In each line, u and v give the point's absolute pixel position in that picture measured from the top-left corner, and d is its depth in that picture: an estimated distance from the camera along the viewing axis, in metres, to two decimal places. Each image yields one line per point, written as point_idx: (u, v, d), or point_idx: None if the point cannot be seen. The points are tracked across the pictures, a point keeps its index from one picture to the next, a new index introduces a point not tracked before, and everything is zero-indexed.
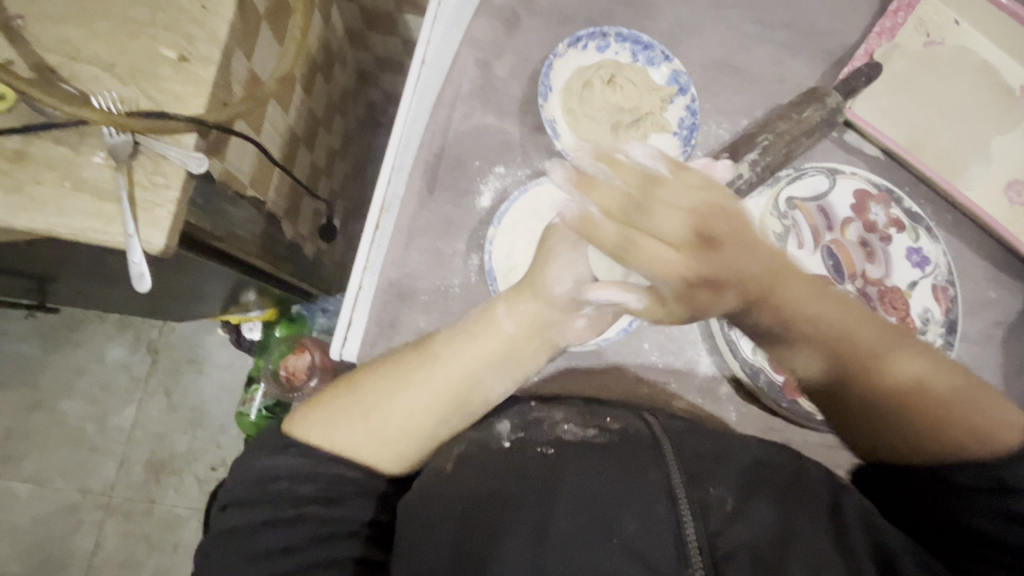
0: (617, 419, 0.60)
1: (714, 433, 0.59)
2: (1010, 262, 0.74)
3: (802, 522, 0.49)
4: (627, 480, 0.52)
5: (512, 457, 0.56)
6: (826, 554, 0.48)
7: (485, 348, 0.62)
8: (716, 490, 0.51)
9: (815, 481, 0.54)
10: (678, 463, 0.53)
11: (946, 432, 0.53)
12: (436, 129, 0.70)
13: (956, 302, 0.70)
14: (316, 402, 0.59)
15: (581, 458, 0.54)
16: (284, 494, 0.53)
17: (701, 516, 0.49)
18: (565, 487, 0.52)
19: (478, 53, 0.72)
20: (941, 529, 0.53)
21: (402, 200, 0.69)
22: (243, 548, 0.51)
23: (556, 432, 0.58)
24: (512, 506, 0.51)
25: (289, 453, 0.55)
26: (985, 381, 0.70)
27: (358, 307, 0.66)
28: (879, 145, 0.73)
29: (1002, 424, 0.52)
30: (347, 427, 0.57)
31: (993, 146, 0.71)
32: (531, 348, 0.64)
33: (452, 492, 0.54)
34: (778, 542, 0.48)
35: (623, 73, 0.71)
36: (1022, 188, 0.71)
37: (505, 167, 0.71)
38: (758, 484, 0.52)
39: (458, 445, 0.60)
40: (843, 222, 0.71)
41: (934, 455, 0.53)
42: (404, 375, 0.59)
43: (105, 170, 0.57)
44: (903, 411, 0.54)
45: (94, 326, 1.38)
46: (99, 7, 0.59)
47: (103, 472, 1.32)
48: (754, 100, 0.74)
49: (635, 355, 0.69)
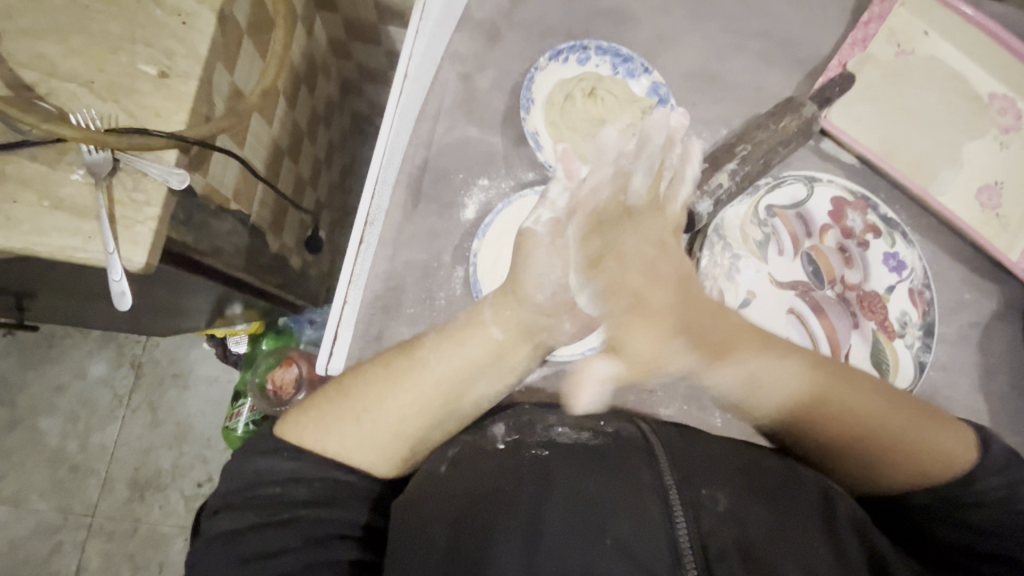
0: (610, 421, 0.60)
1: (704, 436, 0.59)
2: (985, 265, 0.76)
3: (789, 525, 0.50)
4: (621, 485, 0.51)
5: (505, 459, 0.56)
6: (817, 554, 0.48)
7: (473, 352, 0.60)
8: (708, 491, 0.51)
9: (805, 483, 0.55)
10: (671, 465, 0.53)
11: (918, 456, 0.55)
12: (420, 142, 0.71)
13: (932, 305, 0.71)
14: (307, 407, 0.59)
15: (574, 462, 0.53)
16: (278, 498, 0.54)
17: (693, 516, 0.49)
18: (558, 491, 0.51)
19: (459, 67, 0.73)
20: (912, 536, 0.57)
21: (386, 213, 0.69)
22: (234, 550, 0.51)
23: (548, 435, 0.58)
24: (506, 514, 0.51)
25: (284, 456, 0.55)
26: (963, 381, 0.72)
27: (343, 321, 0.66)
28: (854, 152, 0.75)
29: (959, 450, 0.56)
30: (337, 434, 0.57)
31: (964, 152, 0.74)
32: (522, 351, 0.63)
33: (448, 493, 0.55)
34: (768, 541, 0.49)
35: (604, 85, 0.72)
36: (992, 192, 0.73)
37: (489, 178, 0.71)
38: (747, 485, 0.53)
39: (452, 447, 0.60)
40: (821, 228, 0.73)
41: (909, 476, 0.56)
42: (396, 381, 0.59)
43: (84, 187, 0.56)
44: (879, 436, 0.57)
45: (76, 342, 1.35)
46: (75, 23, 0.58)
47: (86, 491, 1.30)
48: (733, 110, 0.75)
49: None
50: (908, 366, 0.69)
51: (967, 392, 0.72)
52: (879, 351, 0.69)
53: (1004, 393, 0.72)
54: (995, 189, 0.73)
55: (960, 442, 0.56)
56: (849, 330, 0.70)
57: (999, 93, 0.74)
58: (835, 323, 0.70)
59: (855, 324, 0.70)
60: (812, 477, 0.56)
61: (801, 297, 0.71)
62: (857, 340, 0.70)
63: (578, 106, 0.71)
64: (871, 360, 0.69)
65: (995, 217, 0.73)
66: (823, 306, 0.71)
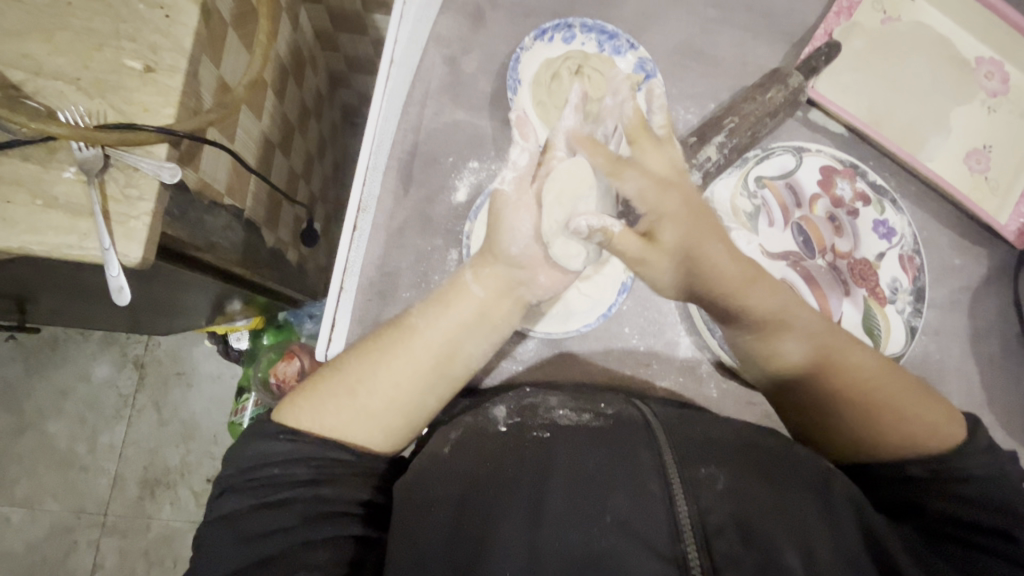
0: (610, 405, 0.62)
1: (697, 415, 0.61)
2: (974, 229, 0.76)
3: (784, 494, 0.51)
4: (621, 462, 0.53)
5: (509, 441, 0.58)
6: (807, 524, 0.50)
7: (460, 315, 0.61)
8: (704, 463, 0.53)
9: (802, 458, 0.56)
10: (669, 441, 0.55)
11: (904, 422, 0.57)
12: (409, 127, 0.72)
13: (923, 271, 0.73)
14: (306, 387, 0.60)
15: (574, 442, 0.56)
16: (279, 479, 0.54)
17: (691, 493, 0.51)
18: (560, 469, 0.53)
19: (444, 50, 0.74)
20: (909, 513, 0.55)
21: (378, 199, 0.69)
22: (234, 531, 0.52)
23: (552, 417, 0.61)
24: (510, 491, 0.53)
25: (282, 438, 0.56)
26: (955, 345, 0.73)
27: (341, 307, 0.66)
28: (843, 122, 0.75)
29: (941, 424, 0.57)
30: (335, 406, 0.58)
31: (951, 117, 0.74)
32: (504, 310, 0.63)
33: (450, 477, 0.56)
34: (762, 514, 0.50)
35: (590, 63, 0.72)
36: (980, 156, 0.73)
37: (479, 161, 0.72)
38: (741, 459, 0.54)
39: (455, 429, 0.62)
40: (811, 198, 0.74)
41: (900, 445, 0.57)
42: (388, 353, 0.59)
43: (77, 185, 0.57)
44: (868, 403, 0.58)
45: (78, 345, 1.36)
46: (58, 20, 0.58)
47: (97, 491, 1.31)
48: (721, 84, 0.75)
49: (616, 339, 0.73)
50: (899, 330, 0.71)
51: (959, 356, 0.72)
52: (872, 318, 0.70)
53: (996, 355, 0.73)
54: (983, 153, 0.73)
55: (944, 416, 0.57)
56: (841, 298, 0.71)
57: (986, 56, 0.75)
58: (827, 292, 0.70)
59: (846, 292, 0.71)
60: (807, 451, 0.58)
61: (794, 267, 0.71)
62: (849, 308, 0.70)
63: (565, 84, 0.71)
64: (864, 326, 0.70)
65: (984, 181, 0.73)
66: (814, 276, 0.71)
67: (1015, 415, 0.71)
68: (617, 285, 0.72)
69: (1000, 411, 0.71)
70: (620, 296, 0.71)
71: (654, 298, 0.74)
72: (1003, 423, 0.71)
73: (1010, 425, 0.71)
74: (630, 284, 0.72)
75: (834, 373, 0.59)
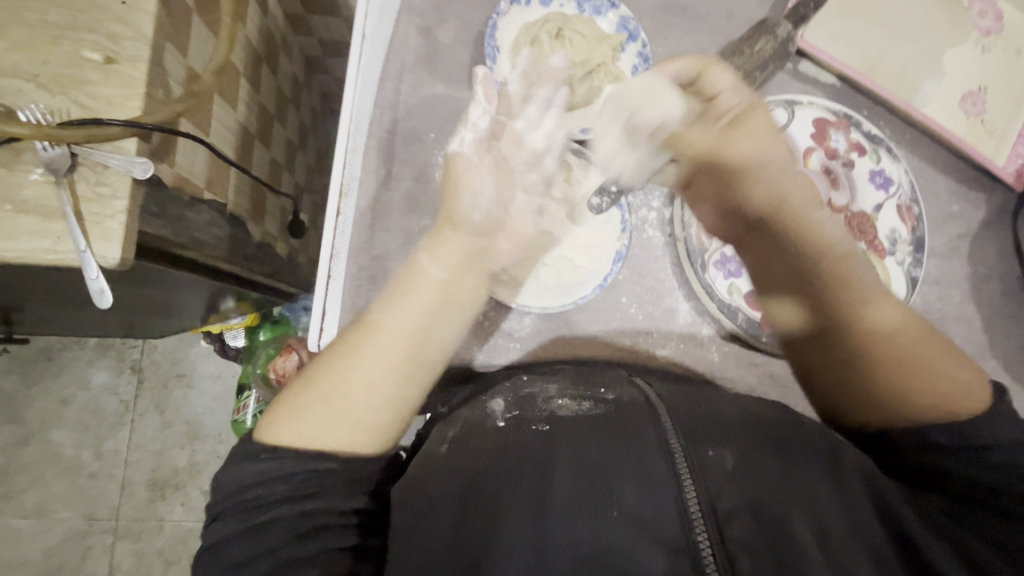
0: (613, 390, 0.61)
1: (700, 397, 0.60)
2: (971, 174, 0.75)
3: (794, 473, 0.51)
4: (624, 448, 0.52)
5: (507, 437, 0.57)
6: (824, 504, 0.49)
7: (422, 298, 0.60)
8: (710, 443, 0.52)
9: (811, 433, 0.55)
10: (672, 426, 0.54)
11: (937, 384, 0.55)
12: (386, 104, 0.68)
13: (921, 220, 0.71)
14: (283, 398, 0.58)
15: (576, 431, 0.55)
16: (267, 499, 0.52)
17: (699, 476, 0.50)
18: (562, 460, 0.52)
19: (418, 20, 0.69)
20: (929, 481, 0.54)
21: (360, 180, 0.67)
22: (225, 558, 0.51)
23: (549, 409, 0.59)
24: (511, 485, 0.52)
25: (263, 457, 0.53)
26: (955, 293, 0.72)
27: (330, 297, 0.65)
28: (834, 72, 0.73)
29: (969, 394, 0.54)
30: (312, 416, 0.55)
31: (946, 59, 0.72)
32: (467, 287, 0.62)
33: (446, 479, 0.54)
34: (776, 496, 0.49)
35: (570, 25, 0.70)
36: (975, 98, 0.72)
37: (462, 137, 0.70)
38: (749, 439, 0.53)
39: (451, 427, 0.62)
40: (804, 152, 0.71)
41: (932, 407, 0.54)
42: (357, 349, 0.57)
43: (46, 186, 0.54)
44: (901, 359, 0.56)
45: (74, 353, 1.34)
46: (10, 14, 0.55)
47: (107, 497, 1.31)
48: (708, 40, 0.73)
49: (616, 309, 0.72)
50: (900, 282, 0.69)
51: (960, 303, 0.72)
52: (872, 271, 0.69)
53: (998, 301, 0.72)
54: (978, 95, 0.72)
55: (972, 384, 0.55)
56: None
57: None
58: None
59: None
60: (813, 424, 0.57)
61: None
62: None
63: (544, 48, 0.68)
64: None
65: (980, 124, 0.72)
66: None
67: (1016, 359, 0.71)
68: (611, 255, 0.71)
69: (1003, 357, 0.71)
70: (615, 265, 0.71)
71: (649, 266, 0.73)
72: (1006, 369, 0.71)
73: (1015, 370, 0.71)
74: (624, 253, 0.71)
75: (863, 323, 0.58)
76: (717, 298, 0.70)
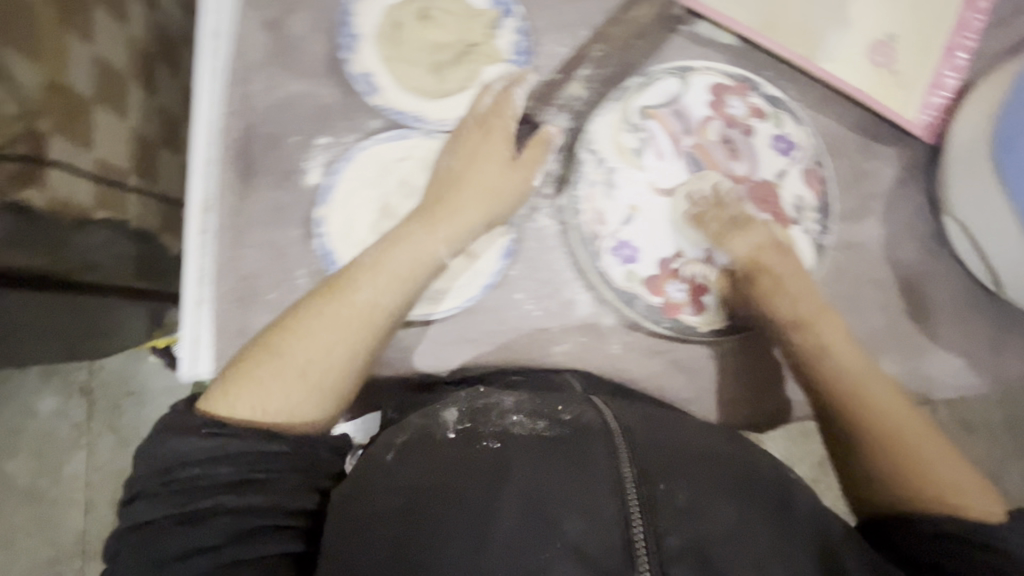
0: (569, 406, 0.56)
1: (666, 419, 0.57)
2: (890, 133, 0.78)
3: (713, 505, 0.48)
4: (581, 481, 0.49)
5: (449, 451, 0.52)
6: (762, 554, 0.46)
7: (399, 265, 0.62)
8: (664, 483, 0.49)
9: (766, 480, 0.51)
10: (626, 456, 0.50)
11: (951, 478, 0.58)
12: (237, 110, 0.68)
13: (826, 183, 0.76)
14: (244, 374, 0.56)
15: (533, 452, 0.50)
16: (210, 483, 0.51)
17: (649, 516, 0.47)
18: (513, 484, 0.48)
19: (262, 15, 0.70)
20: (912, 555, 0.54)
21: (219, 196, 0.68)
22: (151, 553, 0.48)
23: (504, 425, 0.54)
24: (457, 510, 0.48)
25: (206, 434, 0.52)
26: (869, 245, 0.77)
27: (199, 322, 0.67)
28: (732, 32, 0.76)
29: (980, 495, 0.57)
30: (282, 394, 0.56)
31: (851, 11, 0.75)
32: (429, 270, 0.63)
33: (367, 510, 0.49)
34: (725, 539, 0.46)
35: (435, 5, 0.70)
36: (884, 47, 0.76)
37: (329, 137, 0.70)
38: (706, 477, 0.50)
39: (399, 433, 0.55)
40: (701, 122, 0.75)
41: (949, 496, 0.56)
42: (331, 313, 0.59)
43: None
44: (921, 442, 0.60)
45: (18, 381, 1.27)
46: None
47: (72, 521, 1.27)
48: (592, 12, 0.74)
49: (506, 304, 0.72)
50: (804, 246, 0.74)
51: (875, 258, 0.77)
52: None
53: (920, 254, 0.78)
54: (886, 44, 0.76)
55: (976, 485, 0.57)
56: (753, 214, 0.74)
57: None
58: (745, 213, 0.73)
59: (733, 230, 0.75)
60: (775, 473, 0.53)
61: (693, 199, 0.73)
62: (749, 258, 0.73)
63: (408, 32, 0.69)
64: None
65: (889, 74, 0.76)
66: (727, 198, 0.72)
67: (929, 309, 0.77)
68: (498, 251, 0.71)
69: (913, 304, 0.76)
70: (502, 261, 0.70)
71: (543, 258, 0.73)
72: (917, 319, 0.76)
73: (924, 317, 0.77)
74: (511, 248, 0.71)
75: (908, 437, 0.60)
76: (613, 286, 0.71)
